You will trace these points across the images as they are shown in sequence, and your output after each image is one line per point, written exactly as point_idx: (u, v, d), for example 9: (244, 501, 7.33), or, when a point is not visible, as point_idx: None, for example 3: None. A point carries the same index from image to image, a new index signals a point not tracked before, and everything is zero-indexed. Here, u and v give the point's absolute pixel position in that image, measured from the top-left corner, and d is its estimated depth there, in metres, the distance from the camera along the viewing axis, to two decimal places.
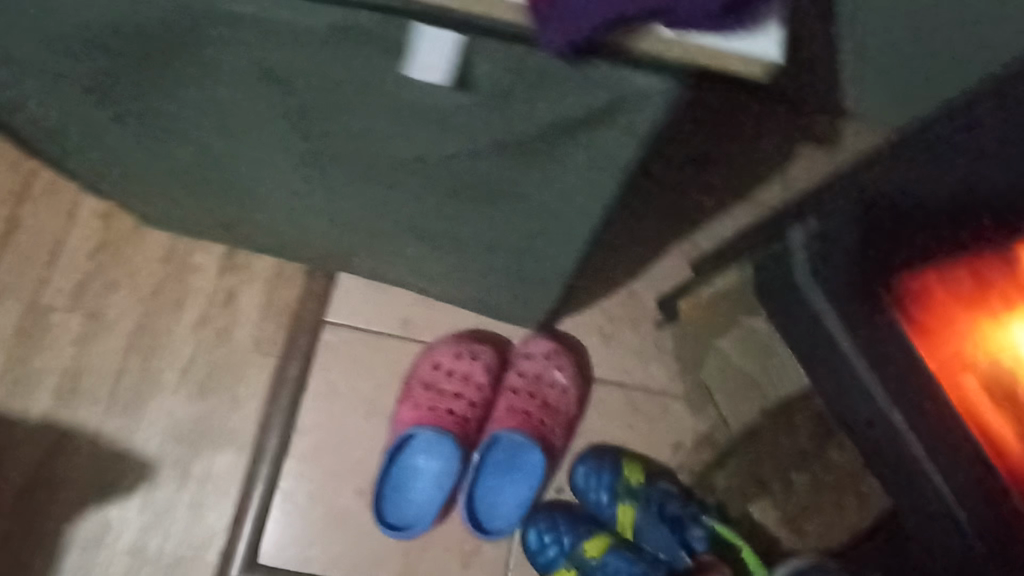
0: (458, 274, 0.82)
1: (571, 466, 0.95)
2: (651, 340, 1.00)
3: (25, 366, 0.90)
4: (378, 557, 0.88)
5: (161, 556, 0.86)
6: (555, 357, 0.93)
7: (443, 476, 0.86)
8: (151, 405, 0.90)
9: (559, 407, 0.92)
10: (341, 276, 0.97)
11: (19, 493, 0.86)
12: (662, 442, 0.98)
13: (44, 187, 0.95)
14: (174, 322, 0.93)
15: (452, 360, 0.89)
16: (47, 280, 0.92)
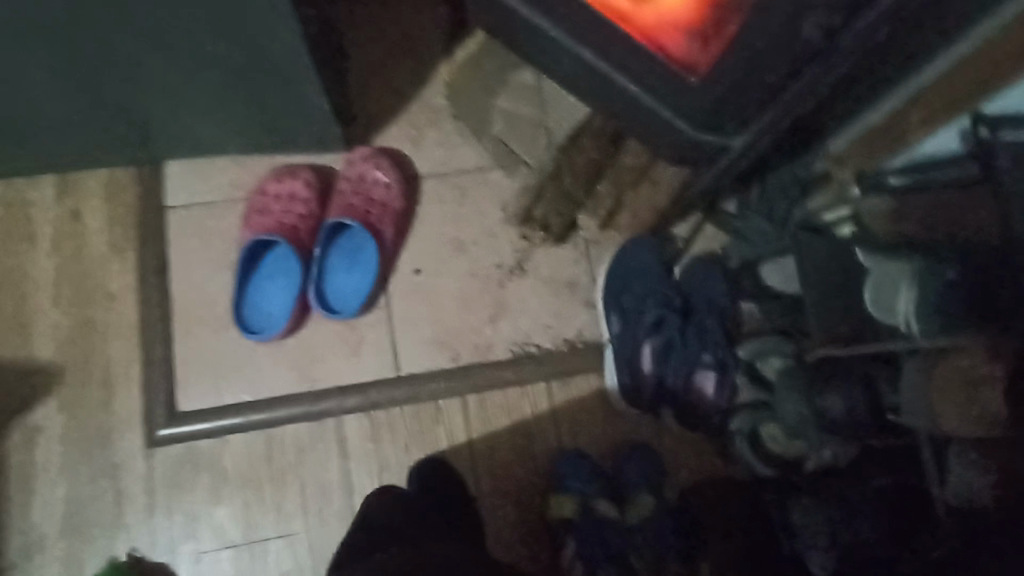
0: (236, 106, 0.93)
1: (420, 249, 1.09)
2: (454, 128, 1.14)
3: None
4: (282, 374, 1.02)
5: (92, 438, 0.98)
6: (373, 161, 1.06)
7: (291, 286, 1.02)
8: (35, 324, 1.00)
9: (386, 199, 1.05)
10: (167, 166, 1.07)
11: None
12: (489, 206, 1.11)
13: None
14: (31, 251, 1.03)
15: (277, 185, 1.03)
16: None
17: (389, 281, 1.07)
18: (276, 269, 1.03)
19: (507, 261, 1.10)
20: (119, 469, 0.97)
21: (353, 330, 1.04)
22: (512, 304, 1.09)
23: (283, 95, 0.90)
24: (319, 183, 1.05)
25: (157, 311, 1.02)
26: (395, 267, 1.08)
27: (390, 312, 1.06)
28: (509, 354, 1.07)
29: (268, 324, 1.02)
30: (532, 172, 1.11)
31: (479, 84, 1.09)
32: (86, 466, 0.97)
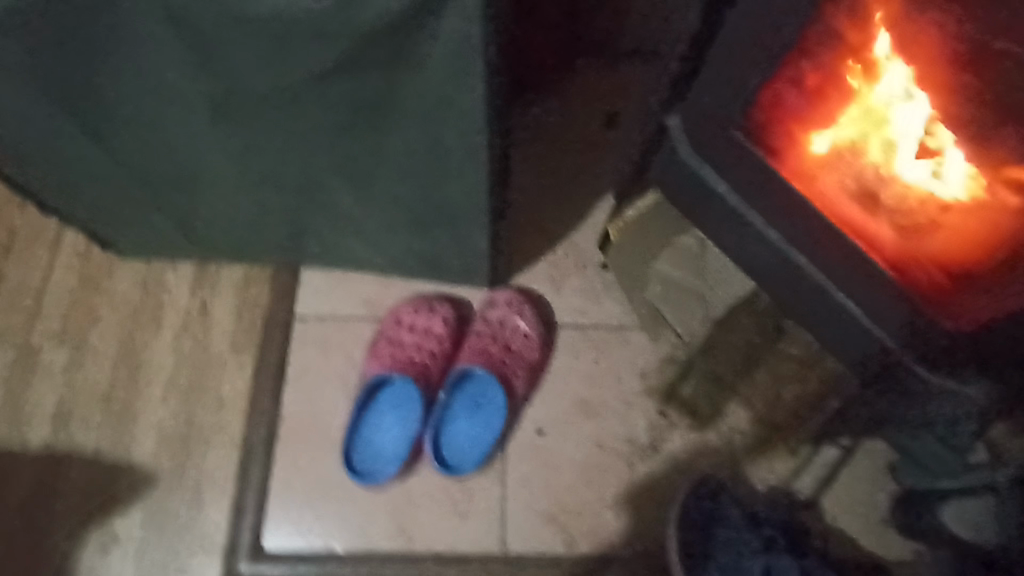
0: (399, 233, 0.90)
1: (547, 406, 0.99)
2: (600, 278, 1.06)
3: (18, 401, 0.95)
4: (379, 526, 0.91)
5: (169, 558, 0.89)
6: (517, 305, 0.99)
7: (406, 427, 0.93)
8: (139, 418, 0.95)
9: (523, 350, 0.97)
10: (304, 272, 1.04)
11: (27, 520, 0.90)
12: (628, 370, 1.02)
13: (21, 239, 1.04)
14: (155, 339, 0.99)
15: (414, 315, 0.97)
16: (35, 323, 0.99)
17: (511, 437, 0.97)
18: (382, 407, 0.94)
19: (640, 436, 0.98)
20: None
21: (463, 487, 0.94)
22: (639, 488, 0.95)
23: (452, 232, 0.87)
24: (456, 320, 0.99)
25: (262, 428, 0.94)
26: (518, 422, 0.98)
27: (506, 473, 0.95)
28: (629, 548, 0.93)
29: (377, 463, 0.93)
30: (680, 342, 1.01)
31: (639, 242, 1.00)
32: None
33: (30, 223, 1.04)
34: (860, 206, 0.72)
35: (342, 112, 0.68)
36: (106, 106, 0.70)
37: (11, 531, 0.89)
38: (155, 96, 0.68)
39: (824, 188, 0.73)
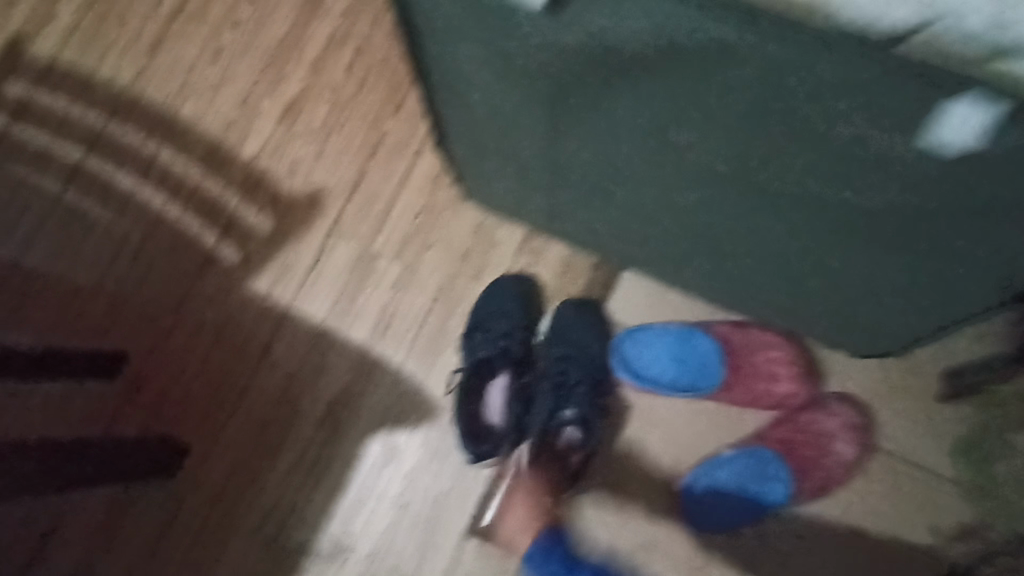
0: (773, 292, 0.85)
1: (823, 520, 0.91)
2: (928, 412, 0.94)
3: (351, 298, 1.04)
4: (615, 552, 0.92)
5: (430, 491, 0.97)
6: (847, 428, 0.92)
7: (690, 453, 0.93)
8: (441, 356, 1.01)
9: (826, 469, 0.91)
10: (623, 276, 1.02)
11: (330, 406, 1.00)
12: (926, 523, 0.91)
13: (387, 147, 1.10)
14: (472, 288, 1.03)
15: (769, 362, 0.94)
16: (379, 231, 1.07)
17: (768, 529, 0.91)
18: (671, 376, 0.93)
19: None
20: (432, 534, 0.95)
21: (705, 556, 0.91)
22: None
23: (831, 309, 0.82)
24: (800, 394, 0.93)
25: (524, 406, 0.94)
26: (782, 517, 0.91)
27: (755, 567, 0.90)
28: None
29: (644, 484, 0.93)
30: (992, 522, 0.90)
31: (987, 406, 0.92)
32: (411, 516, 0.96)
33: (398, 135, 1.10)
34: None
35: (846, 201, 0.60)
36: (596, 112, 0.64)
37: (314, 408, 1.00)
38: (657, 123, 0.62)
39: None
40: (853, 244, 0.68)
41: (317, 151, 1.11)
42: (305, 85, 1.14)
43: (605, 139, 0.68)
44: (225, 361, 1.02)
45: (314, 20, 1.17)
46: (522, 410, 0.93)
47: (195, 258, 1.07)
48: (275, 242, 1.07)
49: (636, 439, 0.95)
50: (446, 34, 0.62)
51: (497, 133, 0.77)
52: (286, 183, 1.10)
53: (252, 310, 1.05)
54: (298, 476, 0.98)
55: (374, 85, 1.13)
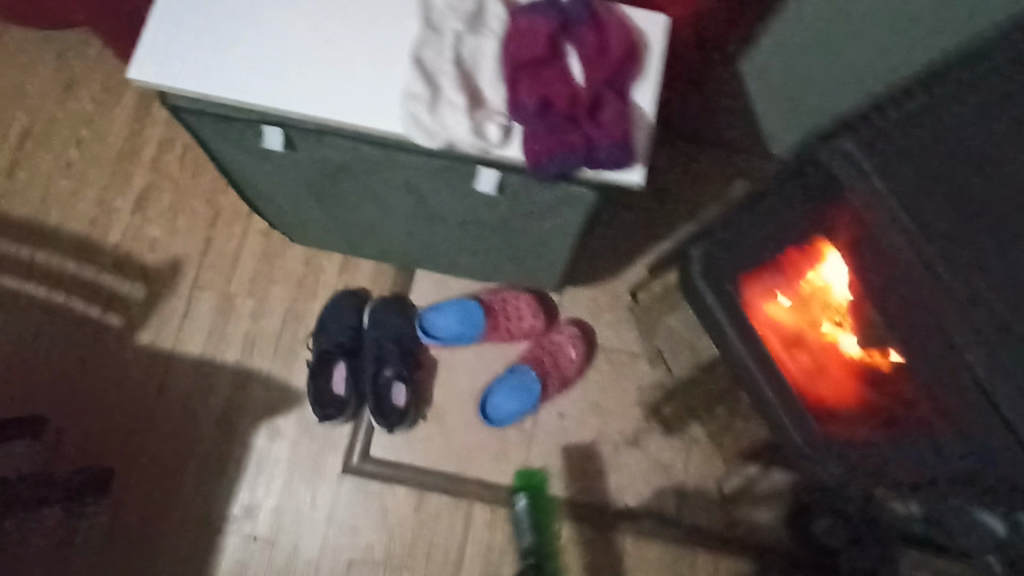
0: (494, 271, 1.28)
1: (570, 400, 1.42)
2: (625, 317, 1.45)
3: (220, 331, 1.40)
4: (446, 457, 1.38)
5: (309, 453, 1.36)
6: (574, 339, 1.41)
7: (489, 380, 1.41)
8: (298, 358, 1.40)
9: (564, 370, 1.40)
10: (417, 273, 1.45)
11: (221, 412, 1.36)
12: (632, 386, 1.43)
13: (225, 214, 1.46)
14: (310, 304, 1.43)
15: (517, 308, 1.41)
16: (232, 278, 1.43)
17: (538, 415, 1.42)
18: (458, 333, 1.38)
19: (629, 432, 1.41)
20: (319, 482, 1.35)
21: (502, 443, 1.40)
22: (622, 467, 1.39)
23: (529, 275, 1.26)
24: (540, 325, 1.41)
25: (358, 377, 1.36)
26: (546, 406, 1.42)
27: (532, 441, 1.40)
28: (606, 505, 1.38)
29: (454, 405, 1.40)
30: (671, 374, 1.42)
31: (658, 306, 1.44)
32: (300, 472, 1.35)
33: (230, 204, 1.47)
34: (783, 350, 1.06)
35: (486, 218, 1.02)
36: (333, 186, 1.03)
37: (209, 417, 1.36)
38: (367, 188, 1.02)
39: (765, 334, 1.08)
40: (513, 236, 1.09)
41: (168, 228, 1.45)
42: (147, 180, 1.47)
43: (350, 201, 1.08)
44: (131, 398, 1.36)
45: (144, 128, 1.50)
46: (359, 380, 1.35)
47: (88, 329, 1.38)
48: (150, 304, 1.41)
49: (445, 379, 1.41)
50: (226, 146, 0.97)
51: (286, 205, 1.16)
52: (149, 257, 1.43)
53: (143, 357, 1.38)
54: (208, 467, 1.34)
55: (205, 170, 1.48)
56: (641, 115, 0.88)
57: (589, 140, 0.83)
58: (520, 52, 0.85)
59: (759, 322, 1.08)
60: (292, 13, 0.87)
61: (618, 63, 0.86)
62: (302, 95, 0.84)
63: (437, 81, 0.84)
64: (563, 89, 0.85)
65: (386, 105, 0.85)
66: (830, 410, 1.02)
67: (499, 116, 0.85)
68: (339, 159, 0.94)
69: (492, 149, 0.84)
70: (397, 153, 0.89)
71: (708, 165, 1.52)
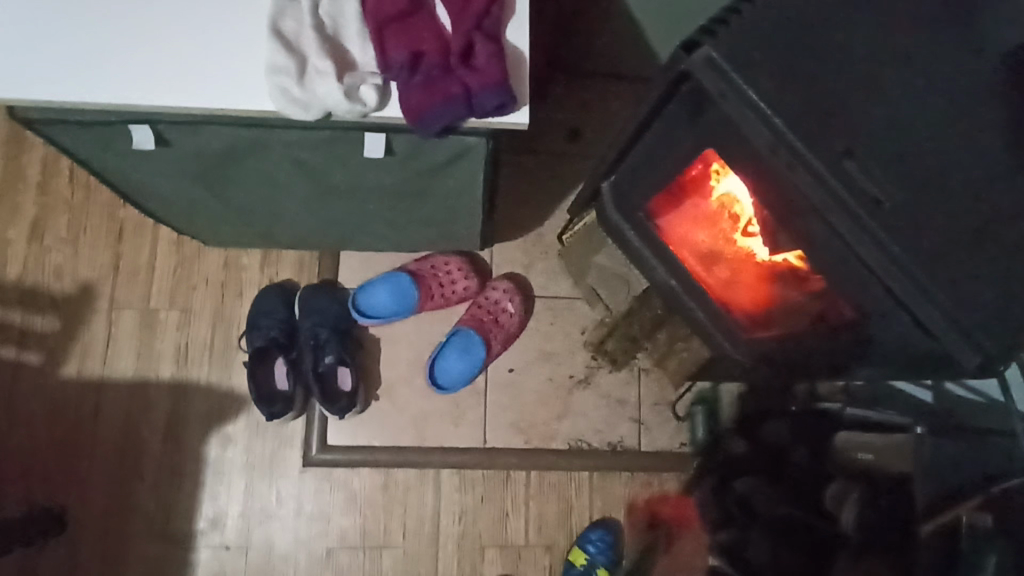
0: (415, 238, 1.28)
1: (516, 353, 1.44)
2: (556, 262, 1.47)
3: (149, 348, 1.37)
4: (404, 431, 1.39)
5: (264, 452, 1.35)
6: (510, 293, 1.42)
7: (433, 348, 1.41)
8: (235, 360, 1.37)
9: (506, 325, 1.41)
10: (341, 254, 1.43)
11: (165, 429, 1.34)
12: (573, 328, 1.45)
13: (130, 229, 1.41)
14: (239, 305, 1.40)
15: (446, 271, 1.40)
16: (150, 293, 1.39)
17: (488, 373, 1.43)
18: (393, 306, 1.37)
19: (578, 373, 1.44)
20: (281, 479, 1.34)
21: (457, 406, 1.41)
22: (576, 408, 1.43)
23: (452, 236, 1.27)
24: (473, 285, 1.41)
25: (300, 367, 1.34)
26: (493, 363, 1.43)
27: (486, 399, 1.42)
28: (566, 445, 1.41)
29: (402, 381, 1.40)
30: (609, 310, 1.45)
31: (587, 246, 1.46)
32: (259, 473, 1.34)
33: (133, 217, 1.41)
34: (705, 269, 1.08)
35: (388, 185, 1.01)
36: (224, 178, 1.00)
37: (153, 436, 1.33)
38: (258, 174, 0.99)
39: (686, 257, 1.09)
40: (422, 198, 1.07)
41: (72, 252, 1.39)
42: (38, 206, 1.40)
43: (246, 190, 1.05)
44: (67, 431, 1.32)
45: (22, 151, 1.41)
46: (302, 371, 1.33)
47: (6, 370, 1.33)
48: (69, 334, 1.36)
49: (389, 357, 1.41)
50: (101, 155, 0.93)
51: (187, 206, 1.13)
52: (57, 286, 1.37)
53: (72, 387, 1.33)
54: (162, 486, 1.31)
55: (98, 186, 1.42)
56: (518, 56, 0.87)
57: (466, 89, 0.82)
58: (382, 8, 0.83)
59: (679, 243, 1.09)
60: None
61: (483, 3, 0.84)
62: (159, 87, 0.80)
63: (301, 50, 0.81)
64: (430, 39, 0.83)
65: (252, 84, 0.82)
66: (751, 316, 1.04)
67: (372, 77, 0.83)
68: (221, 147, 0.90)
69: (370, 111, 0.82)
70: (276, 132, 0.86)
71: (610, 103, 1.55)
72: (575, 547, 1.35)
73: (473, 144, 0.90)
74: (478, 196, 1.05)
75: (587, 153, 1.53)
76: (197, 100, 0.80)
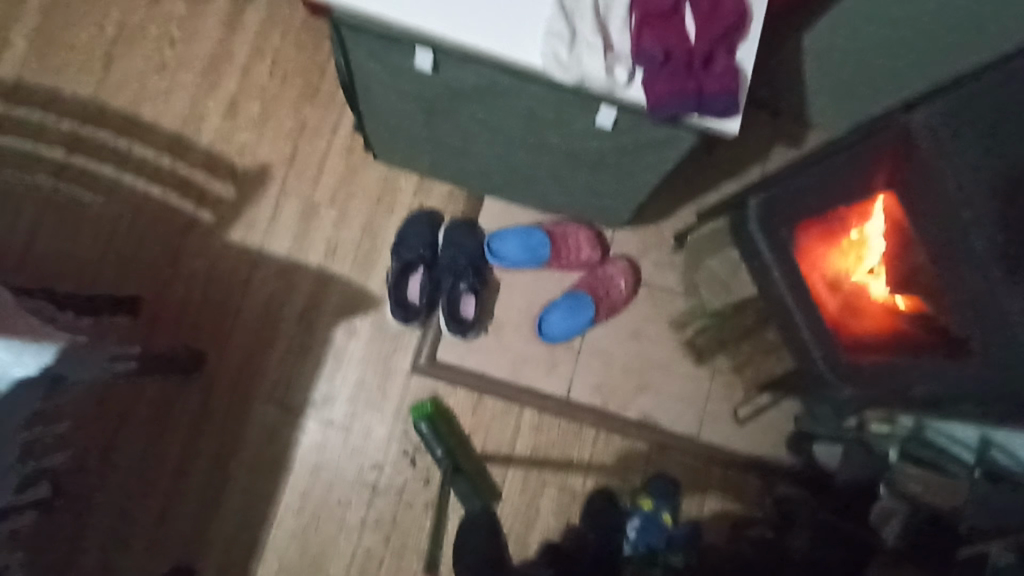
0: (570, 199, 1.44)
1: (613, 326, 1.60)
2: (668, 257, 1.63)
3: (305, 235, 1.53)
4: (502, 366, 1.55)
5: (381, 350, 1.52)
6: (625, 273, 1.58)
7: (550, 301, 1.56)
8: (375, 266, 1.54)
9: (614, 299, 1.57)
10: (486, 199, 1.59)
11: (303, 308, 1.51)
12: (667, 317, 1.62)
13: (310, 128, 1.57)
14: (388, 220, 1.56)
15: (578, 238, 1.56)
16: (315, 188, 1.55)
17: (585, 336, 1.59)
18: (524, 256, 1.53)
19: (663, 358, 1.60)
20: (389, 378, 1.51)
21: (552, 357, 1.58)
22: (654, 387, 1.59)
23: (604, 206, 1.43)
24: (596, 258, 1.57)
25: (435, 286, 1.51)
26: (593, 330, 1.59)
27: (577, 359, 1.58)
28: (635, 417, 1.58)
29: (513, 322, 1.57)
30: (705, 310, 1.61)
31: (701, 250, 1.62)
32: (373, 368, 1.51)
33: (316, 117, 1.58)
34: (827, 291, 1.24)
35: (590, 149, 1.18)
36: (455, 107, 1.16)
37: (291, 312, 1.50)
38: (486, 112, 1.15)
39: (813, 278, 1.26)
40: (607, 169, 1.25)
41: (258, 134, 1.55)
42: (238, 86, 1.56)
43: (464, 123, 1.22)
44: (222, 287, 1.49)
45: (234, 35, 1.58)
46: (433, 291, 1.50)
47: (182, 221, 1.50)
48: (241, 205, 1.52)
49: (504, 299, 1.57)
50: (369, 65, 1.10)
51: (397, 122, 1.29)
52: (239, 161, 1.54)
53: (233, 251, 1.51)
54: (289, 359, 1.49)
55: (292, 83, 1.58)
56: (744, 74, 1.01)
57: (700, 90, 0.97)
58: (648, 7, 0.98)
59: (811, 265, 1.26)
60: None
61: (730, 22, 0.99)
62: (456, 24, 0.97)
63: (575, 24, 0.97)
64: (679, 41, 0.98)
65: (529, 42, 0.98)
66: (860, 340, 1.18)
67: (625, 61, 0.99)
68: (476, 84, 1.07)
69: (617, 89, 0.98)
70: (532, 85, 1.03)
71: (751, 128, 1.69)
72: (643, 493, 1.51)
73: (684, 137, 1.05)
74: (658, 176, 1.22)
75: (720, 167, 1.67)
76: (483, 43, 0.97)
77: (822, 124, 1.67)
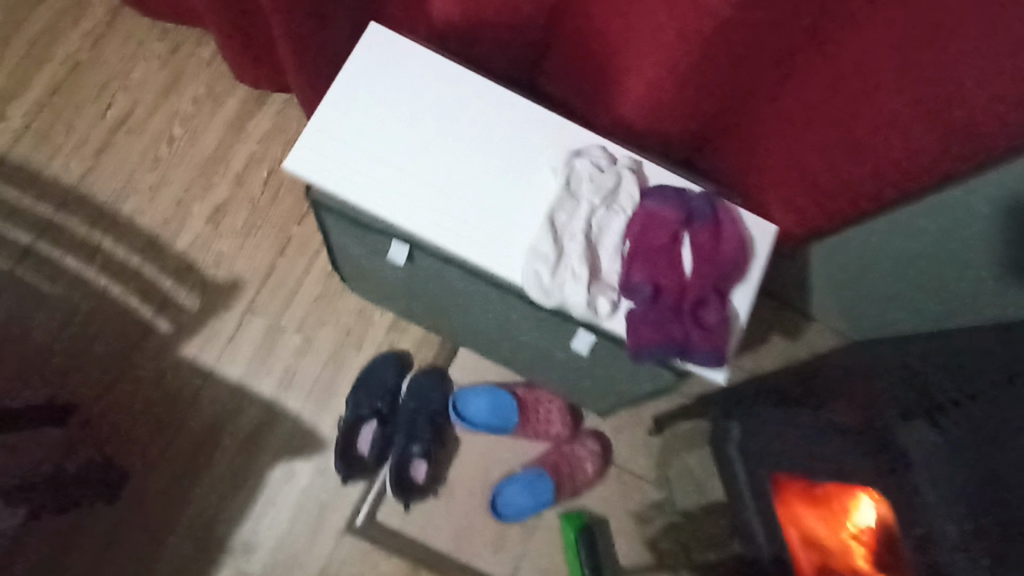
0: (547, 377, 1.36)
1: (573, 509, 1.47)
2: (644, 440, 1.52)
3: (262, 360, 1.44)
4: (445, 536, 1.41)
5: (318, 499, 1.39)
6: (593, 455, 1.47)
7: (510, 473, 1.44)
8: (330, 405, 1.43)
9: (577, 481, 1.45)
10: (460, 348, 1.51)
11: (243, 439, 1.39)
12: (633, 507, 1.49)
13: (293, 247, 1.51)
14: (354, 356, 1.47)
15: (548, 409, 1.46)
16: (285, 311, 1.47)
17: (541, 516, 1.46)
18: (488, 420, 1.43)
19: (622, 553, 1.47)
20: (318, 533, 1.37)
21: (502, 534, 1.44)
22: None
23: (582, 393, 1.33)
24: (565, 432, 1.47)
25: (388, 440, 1.40)
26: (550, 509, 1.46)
27: (529, 541, 1.44)
28: None
29: (466, 487, 1.45)
30: (674, 506, 1.48)
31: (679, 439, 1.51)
32: (304, 518, 1.37)
33: (301, 237, 1.51)
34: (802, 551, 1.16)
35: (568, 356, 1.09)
36: (432, 287, 1.09)
37: (229, 442, 1.39)
38: (462, 298, 1.08)
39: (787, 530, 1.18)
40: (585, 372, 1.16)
41: (237, 246, 1.49)
42: (228, 194, 1.51)
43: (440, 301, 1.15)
44: (162, 403, 1.39)
45: (237, 141, 1.54)
46: (383, 446, 1.39)
47: (137, 327, 1.42)
48: (202, 318, 1.44)
49: (461, 461, 1.46)
50: (345, 236, 1.04)
51: (374, 279, 1.23)
52: (211, 272, 1.47)
53: (183, 366, 1.41)
54: (216, 495, 1.36)
55: (284, 198, 1.53)
56: (737, 321, 0.94)
57: (687, 338, 0.89)
58: (643, 239, 0.92)
59: (787, 517, 1.18)
60: (442, 145, 0.94)
61: (728, 266, 0.93)
62: (436, 225, 0.90)
63: (563, 247, 0.91)
64: (672, 280, 0.91)
65: (511, 255, 0.91)
66: None
67: (610, 291, 0.91)
68: (453, 278, 1.00)
69: (597, 320, 0.90)
70: (511, 296, 0.95)
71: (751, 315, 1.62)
72: None
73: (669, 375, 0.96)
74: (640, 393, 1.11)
75: None
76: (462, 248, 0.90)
77: (824, 324, 1.60)
